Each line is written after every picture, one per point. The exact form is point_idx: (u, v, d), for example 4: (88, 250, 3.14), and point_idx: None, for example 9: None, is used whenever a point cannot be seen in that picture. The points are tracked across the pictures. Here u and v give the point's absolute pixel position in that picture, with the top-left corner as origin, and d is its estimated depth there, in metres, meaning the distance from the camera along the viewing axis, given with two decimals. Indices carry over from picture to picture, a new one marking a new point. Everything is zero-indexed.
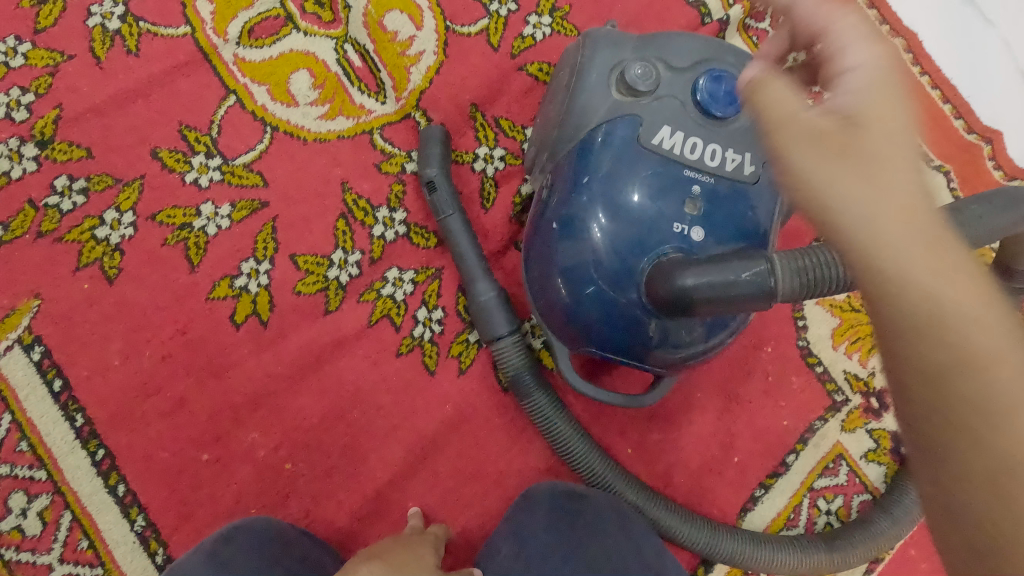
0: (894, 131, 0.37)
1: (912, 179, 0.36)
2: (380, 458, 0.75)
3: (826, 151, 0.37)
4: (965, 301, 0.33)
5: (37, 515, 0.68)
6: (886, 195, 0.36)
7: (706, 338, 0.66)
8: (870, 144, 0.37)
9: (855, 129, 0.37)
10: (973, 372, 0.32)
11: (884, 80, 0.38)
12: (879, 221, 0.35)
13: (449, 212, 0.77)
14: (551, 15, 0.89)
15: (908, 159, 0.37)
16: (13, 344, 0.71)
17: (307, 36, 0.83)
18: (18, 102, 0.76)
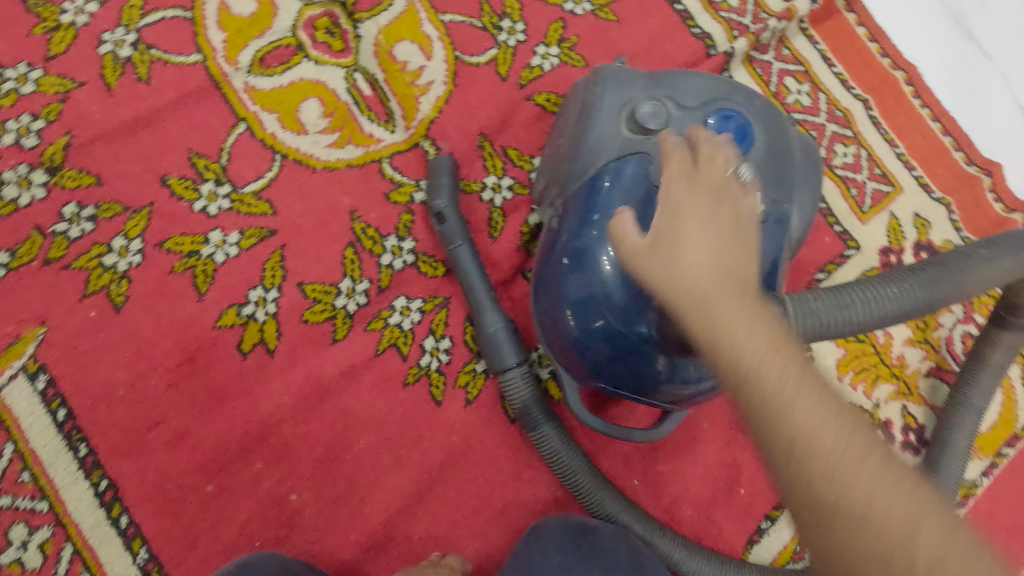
0: (702, 230, 0.46)
1: (712, 266, 0.45)
2: (386, 490, 0.75)
3: (653, 261, 0.47)
4: (751, 352, 0.43)
5: (37, 547, 0.67)
6: (693, 285, 0.45)
7: (716, 375, 0.67)
8: (682, 252, 0.46)
9: (676, 243, 0.46)
10: (771, 408, 0.41)
11: (703, 192, 0.47)
12: (703, 297, 0.44)
13: (458, 243, 0.77)
14: (558, 46, 0.92)
15: (715, 250, 0.45)
16: (17, 372, 0.70)
17: (317, 65, 0.84)
18: (28, 129, 0.76)
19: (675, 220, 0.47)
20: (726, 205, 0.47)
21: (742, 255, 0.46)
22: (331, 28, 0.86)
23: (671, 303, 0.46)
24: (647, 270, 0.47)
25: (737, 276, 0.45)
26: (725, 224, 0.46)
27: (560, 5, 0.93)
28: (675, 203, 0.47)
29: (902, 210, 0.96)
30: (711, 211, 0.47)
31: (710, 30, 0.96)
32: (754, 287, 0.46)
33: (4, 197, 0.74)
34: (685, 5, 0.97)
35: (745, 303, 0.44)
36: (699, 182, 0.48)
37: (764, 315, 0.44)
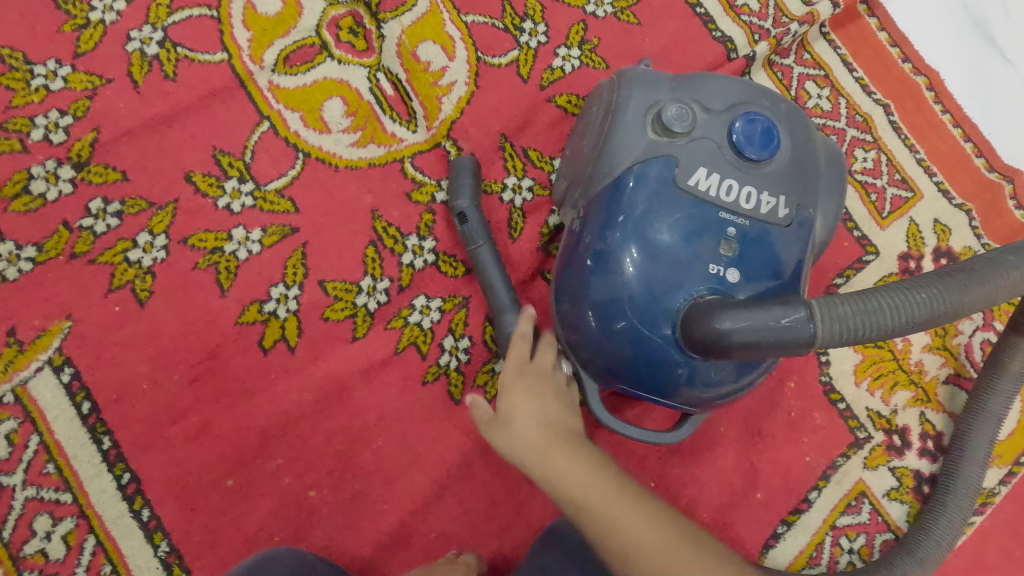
0: (530, 396, 0.64)
1: (535, 425, 0.62)
2: (404, 487, 0.75)
3: (501, 429, 0.64)
4: (575, 485, 0.57)
5: (61, 538, 0.68)
6: (526, 444, 0.61)
7: (735, 379, 0.67)
8: (515, 415, 0.63)
9: (510, 410, 0.63)
10: (601, 522, 0.55)
11: (529, 371, 0.67)
12: (538, 449, 0.60)
13: (480, 243, 0.77)
14: (579, 48, 0.92)
15: (539, 412, 0.63)
16: (43, 365, 0.71)
17: (340, 64, 0.84)
18: (56, 125, 0.77)
19: (510, 391, 0.65)
20: (544, 376, 0.67)
21: (562, 414, 0.63)
22: (354, 28, 0.86)
23: (522, 460, 0.61)
24: (499, 435, 0.64)
25: (555, 430, 0.61)
26: (546, 393, 0.65)
27: (582, 7, 0.94)
28: (506, 381, 0.66)
29: (922, 215, 0.95)
30: (533, 382, 0.65)
31: (731, 34, 0.96)
32: (573, 435, 0.62)
33: (32, 192, 0.75)
34: (706, 9, 0.97)
35: (567, 449, 0.59)
36: (527, 365, 0.67)
37: (583, 453, 0.59)
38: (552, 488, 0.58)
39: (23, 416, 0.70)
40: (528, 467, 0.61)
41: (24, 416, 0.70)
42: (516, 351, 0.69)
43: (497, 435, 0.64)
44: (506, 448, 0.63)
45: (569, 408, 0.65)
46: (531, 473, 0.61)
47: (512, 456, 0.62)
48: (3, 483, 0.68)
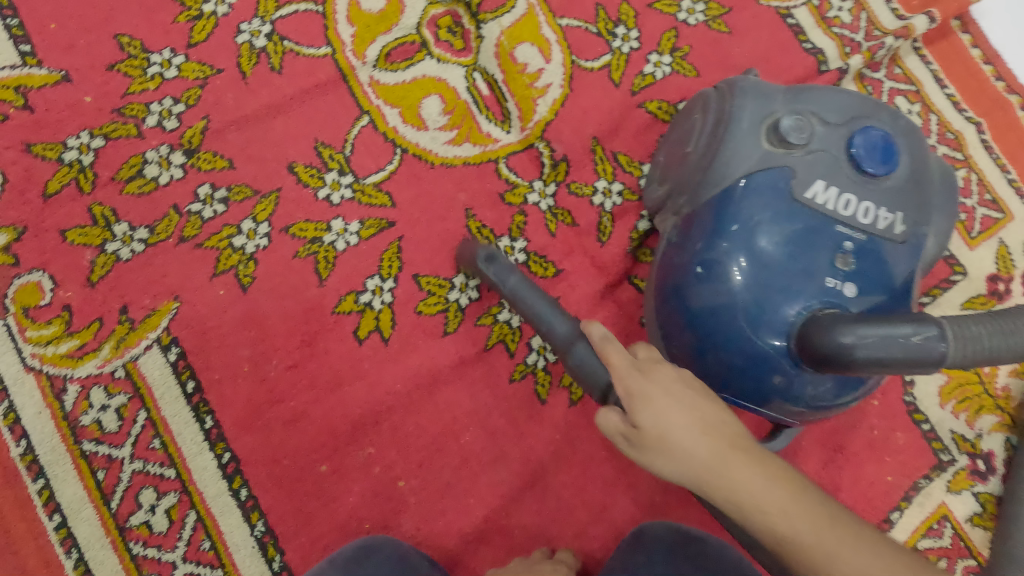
0: (672, 402, 0.54)
1: (698, 438, 0.52)
2: (490, 482, 0.76)
3: (652, 447, 0.53)
4: (769, 504, 0.48)
5: (164, 512, 0.70)
6: (692, 462, 0.51)
7: (833, 397, 0.66)
8: (666, 428, 0.53)
9: (656, 422, 0.53)
10: (815, 554, 0.46)
11: (656, 371, 0.56)
12: (711, 468, 0.51)
13: (513, 279, 0.73)
14: (670, 55, 0.92)
15: (695, 419, 0.53)
16: (152, 343, 0.73)
17: (440, 63, 0.86)
18: (169, 112, 0.79)
19: (650, 402, 0.54)
20: (682, 380, 0.56)
21: (721, 418, 0.54)
22: (453, 28, 0.87)
23: (684, 479, 0.52)
24: (649, 456, 0.54)
25: (725, 440, 0.52)
26: (689, 395, 0.54)
27: (674, 14, 0.94)
28: (640, 390, 0.55)
29: (1012, 237, 0.94)
30: (669, 385, 0.55)
31: (822, 45, 0.96)
32: (745, 442, 0.52)
33: (146, 175, 0.77)
34: (797, 19, 0.96)
35: (748, 463, 0.51)
36: (642, 363, 0.57)
37: (763, 466, 0.50)
38: (735, 513, 0.50)
39: (132, 391, 0.72)
40: (696, 488, 0.52)
41: (133, 392, 0.72)
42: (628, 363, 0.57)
43: (646, 456, 0.54)
44: (663, 471, 0.53)
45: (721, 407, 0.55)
46: (702, 492, 0.52)
47: (672, 477, 0.53)
48: (113, 455, 0.71)
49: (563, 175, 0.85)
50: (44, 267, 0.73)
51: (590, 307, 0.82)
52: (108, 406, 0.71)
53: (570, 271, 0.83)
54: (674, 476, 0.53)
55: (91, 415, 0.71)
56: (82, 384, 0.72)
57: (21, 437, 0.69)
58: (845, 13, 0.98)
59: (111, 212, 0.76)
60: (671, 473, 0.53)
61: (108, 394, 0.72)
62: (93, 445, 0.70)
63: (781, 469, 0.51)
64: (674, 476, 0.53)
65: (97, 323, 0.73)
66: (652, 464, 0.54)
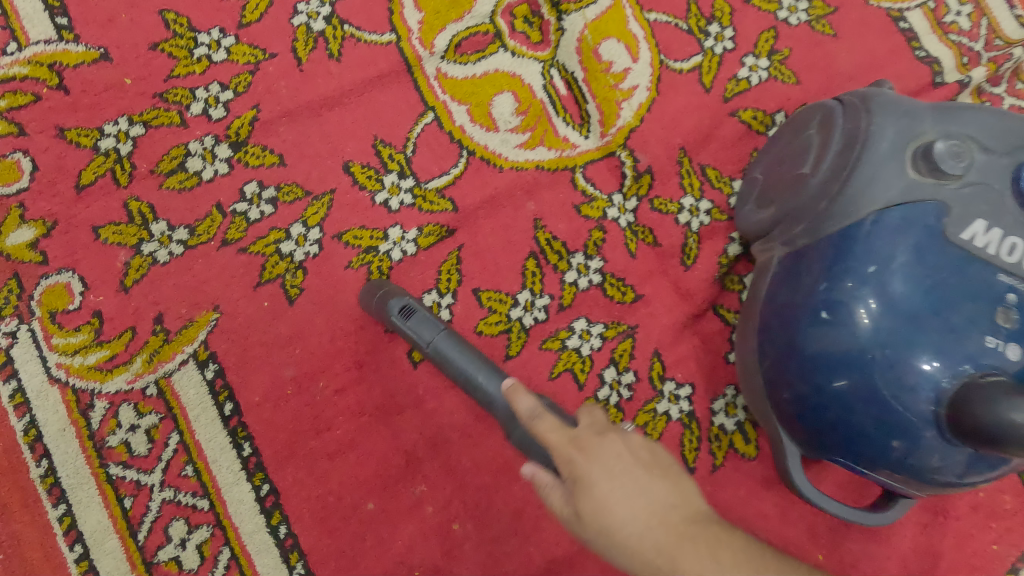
0: (617, 493, 0.48)
1: (649, 532, 0.47)
2: (553, 531, 0.68)
3: (596, 538, 0.48)
4: None
5: (195, 548, 0.63)
6: (641, 559, 0.47)
7: (960, 476, 0.56)
8: (612, 523, 0.47)
9: (599, 514, 0.47)
10: None
11: (596, 447, 0.50)
12: (663, 563, 0.46)
13: (432, 339, 0.63)
14: (768, 58, 0.82)
15: (641, 511, 0.47)
16: (188, 358, 0.66)
17: (514, 56, 0.77)
18: (216, 99, 0.71)
19: (592, 491, 0.48)
20: (626, 457, 0.49)
21: (674, 497, 0.49)
22: (530, 17, 0.78)
23: (636, 571, 0.48)
24: (593, 547, 0.49)
25: (673, 527, 0.47)
26: (637, 474, 0.49)
27: (774, 12, 0.84)
28: (580, 475, 0.49)
29: None
30: (611, 467, 0.49)
31: (938, 54, 0.85)
32: (699, 524, 0.48)
33: (188, 169, 0.70)
34: (911, 23, 0.86)
35: (704, 554, 0.46)
36: (584, 437, 0.50)
37: (720, 553, 0.46)
38: None
39: (164, 411, 0.65)
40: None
41: (166, 412, 0.65)
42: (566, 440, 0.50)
43: (592, 545, 0.49)
44: (613, 561, 0.49)
45: (669, 477, 0.50)
46: None
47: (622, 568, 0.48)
48: (141, 482, 0.64)
49: (645, 189, 0.76)
50: (74, 266, 0.66)
51: (671, 339, 0.73)
52: (138, 427, 0.64)
53: (650, 297, 0.74)
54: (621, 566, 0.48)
55: (118, 435, 0.64)
56: (110, 400, 0.65)
57: (43, 456, 0.63)
58: (964, 18, 0.87)
59: (149, 209, 0.68)
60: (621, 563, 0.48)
61: (138, 413, 0.65)
62: (121, 469, 0.63)
63: (737, 547, 0.47)
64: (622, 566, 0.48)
65: (129, 332, 0.66)
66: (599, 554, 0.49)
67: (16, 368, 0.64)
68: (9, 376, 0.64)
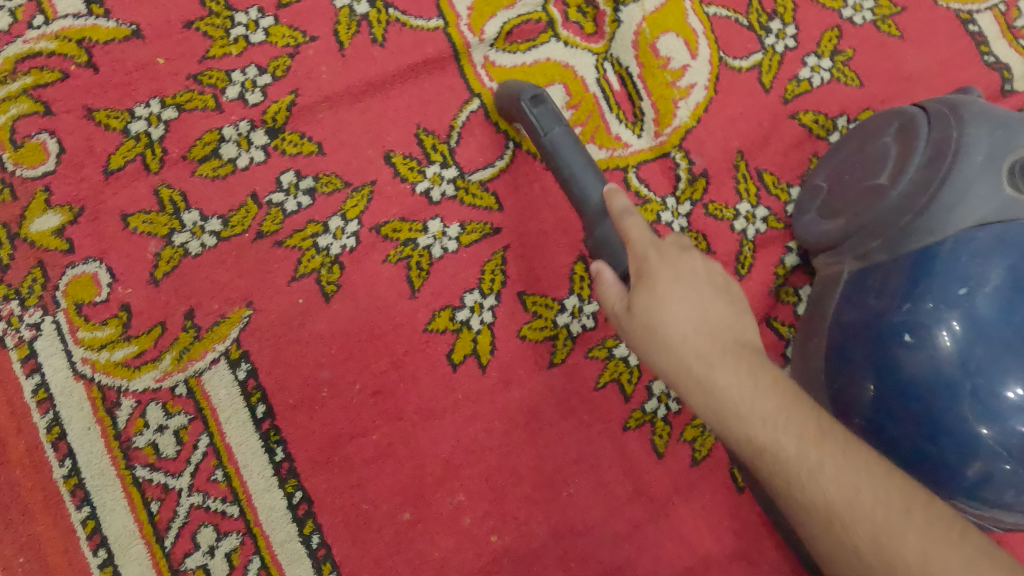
0: (674, 295, 0.48)
1: (695, 336, 0.46)
2: (594, 547, 0.65)
3: (641, 332, 0.49)
4: (751, 413, 0.42)
5: (224, 556, 0.60)
6: (676, 352, 0.46)
7: None
8: (659, 320, 0.48)
9: (653, 310, 0.48)
10: (790, 473, 0.41)
11: (671, 257, 0.50)
12: (699, 363, 0.45)
13: (553, 128, 0.63)
14: (831, 58, 0.78)
15: (696, 316, 0.47)
16: (219, 357, 0.63)
17: (567, 47, 0.73)
18: (253, 83, 0.67)
19: (655, 287, 0.49)
20: (700, 277, 0.49)
21: (731, 320, 0.48)
22: (585, 8, 0.74)
23: (668, 374, 0.47)
24: (635, 338, 0.50)
25: (719, 339, 0.46)
26: (702, 292, 0.48)
27: (838, 10, 0.79)
28: (648, 268, 0.50)
29: None
30: (681, 272, 0.49)
31: (1008, 61, 0.80)
32: (749, 349, 0.46)
33: (222, 155, 0.66)
34: (980, 27, 0.81)
35: (742, 368, 0.44)
36: (666, 246, 0.51)
37: (755, 374, 0.44)
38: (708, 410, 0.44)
39: (194, 412, 0.62)
40: (677, 384, 0.46)
41: (196, 412, 0.62)
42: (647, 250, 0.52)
43: (634, 338, 0.49)
44: (645, 355, 0.49)
45: (735, 305, 0.49)
46: (682, 392, 0.46)
47: (652, 364, 0.48)
48: (169, 485, 0.60)
49: (700, 193, 0.72)
50: (102, 256, 0.63)
51: None
52: (166, 428, 0.61)
53: None
54: (648, 355, 0.48)
55: (145, 436, 0.61)
56: (138, 399, 0.61)
57: (66, 456, 0.60)
58: None
59: (180, 196, 0.65)
60: (654, 364, 0.48)
61: (166, 413, 0.61)
62: (148, 472, 0.60)
63: (780, 380, 0.44)
64: (649, 355, 0.48)
65: (159, 328, 0.62)
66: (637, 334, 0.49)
67: (40, 362, 0.61)
68: (33, 370, 0.61)
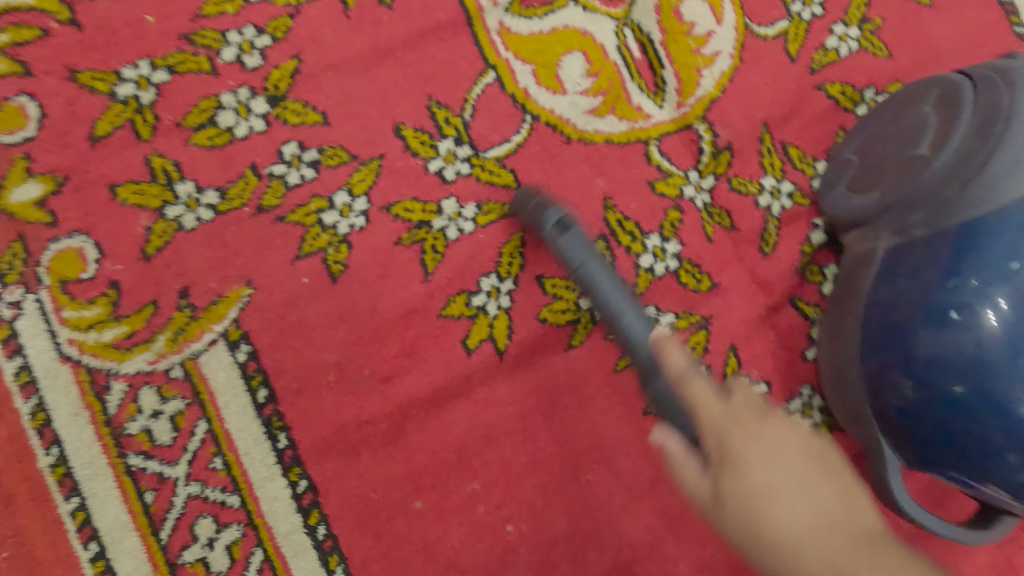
0: (782, 488, 0.42)
1: (816, 537, 0.41)
2: (613, 535, 0.62)
3: (740, 516, 0.42)
4: None
5: (224, 548, 0.57)
6: (808, 520, 0.41)
7: None
8: (764, 518, 0.42)
9: (755, 505, 0.42)
10: None
11: (758, 429, 0.43)
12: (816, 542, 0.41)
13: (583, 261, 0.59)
14: (859, 27, 0.74)
15: (808, 513, 0.42)
16: (217, 338, 0.59)
17: (586, 12, 0.69)
18: (251, 45, 0.63)
19: (745, 475, 0.42)
20: (795, 443, 0.44)
21: (836, 506, 0.43)
22: None
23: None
24: (729, 519, 0.43)
25: (841, 536, 0.41)
26: (802, 477, 0.43)
27: None
28: (733, 451, 0.43)
29: None
30: (769, 450, 0.43)
31: None
32: (868, 545, 0.41)
33: (219, 124, 0.61)
34: None
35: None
36: (741, 410, 0.44)
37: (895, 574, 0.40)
38: None
39: (190, 396, 0.58)
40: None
41: (192, 397, 0.58)
42: (724, 430, 0.44)
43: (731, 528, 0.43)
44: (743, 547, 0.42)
45: (835, 488, 0.44)
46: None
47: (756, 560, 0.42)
48: (164, 474, 0.57)
49: (724, 167, 0.69)
50: (88, 229, 0.58)
51: (746, 332, 0.67)
52: (161, 414, 0.57)
53: (726, 287, 0.67)
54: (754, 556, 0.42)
55: (139, 422, 0.57)
56: (129, 382, 0.57)
57: (52, 444, 0.56)
58: None
59: (173, 166, 0.60)
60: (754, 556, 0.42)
61: (161, 398, 0.57)
62: (141, 460, 0.56)
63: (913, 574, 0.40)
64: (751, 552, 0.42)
65: (150, 307, 0.58)
66: (736, 530, 0.42)
67: (22, 343, 0.56)
68: (14, 352, 0.56)
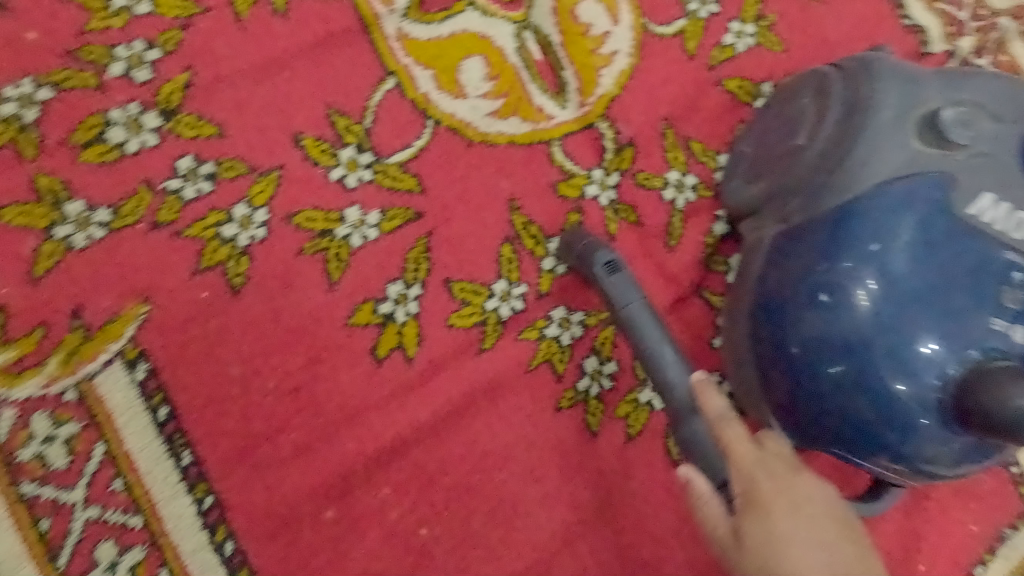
0: (797, 535, 0.41)
1: None
2: (528, 531, 0.62)
3: (756, 521, 0.42)
4: None
5: (128, 571, 0.56)
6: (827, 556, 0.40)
7: (954, 466, 0.52)
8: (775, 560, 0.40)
9: (773, 531, 0.41)
10: None
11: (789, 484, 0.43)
12: None
13: (631, 302, 0.61)
14: (755, 24, 0.76)
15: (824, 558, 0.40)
16: (113, 358, 0.58)
17: (484, 16, 0.70)
18: (141, 59, 0.62)
19: (768, 517, 0.42)
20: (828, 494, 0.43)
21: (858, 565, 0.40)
22: None
23: None
24: (747, 524, 0.42)
25: None
26: (826, 524, 0.41)
27: None
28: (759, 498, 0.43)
29: None
30: (798, 500, 0.42)
31: (924, 23, 0.80)
32: None
33: (109, 140, 0.60)
34: None
35: None
36: (775, 466, 0.44)
37: None
38: None
39: (86, 419, 0.57)
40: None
41: (88, 419, 0.57)
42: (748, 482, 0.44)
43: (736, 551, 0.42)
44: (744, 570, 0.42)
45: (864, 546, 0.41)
46: None
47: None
48: (60, 500, 0.55)
49: (627, 163, 0.70)
50: None
51: None
52: (55, 438, 0.56)
53: None
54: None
55: (31, 448, 0.56)
56: (20, 409, 0.56)
57: None
58: None
59: (61, 185, 0.59)
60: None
61: (55, 422, 0.56)
62: (35, 487, 0.55)
63: None
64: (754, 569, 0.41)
65: (40, 329, 0.57)
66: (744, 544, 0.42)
67: None
68: None
